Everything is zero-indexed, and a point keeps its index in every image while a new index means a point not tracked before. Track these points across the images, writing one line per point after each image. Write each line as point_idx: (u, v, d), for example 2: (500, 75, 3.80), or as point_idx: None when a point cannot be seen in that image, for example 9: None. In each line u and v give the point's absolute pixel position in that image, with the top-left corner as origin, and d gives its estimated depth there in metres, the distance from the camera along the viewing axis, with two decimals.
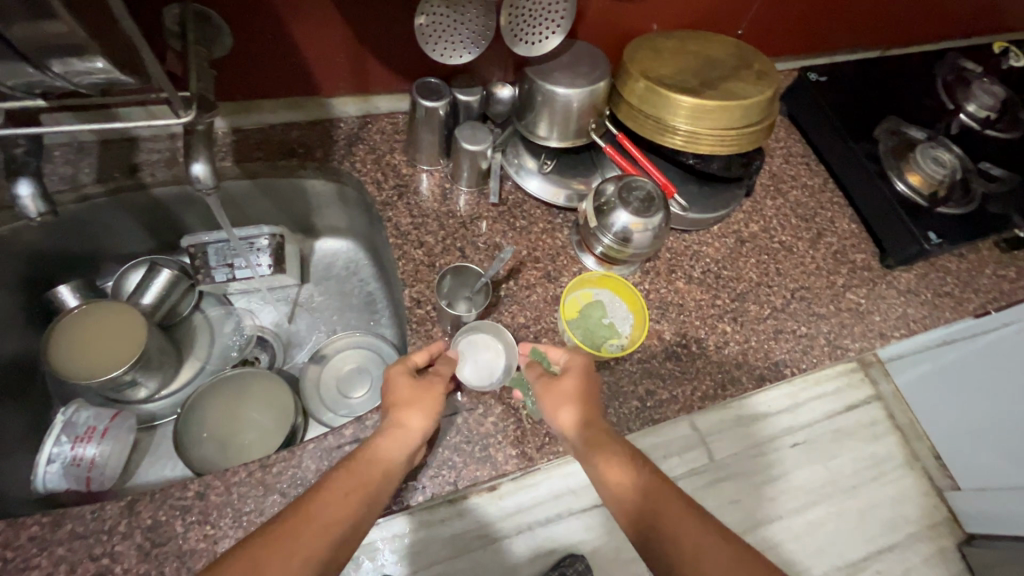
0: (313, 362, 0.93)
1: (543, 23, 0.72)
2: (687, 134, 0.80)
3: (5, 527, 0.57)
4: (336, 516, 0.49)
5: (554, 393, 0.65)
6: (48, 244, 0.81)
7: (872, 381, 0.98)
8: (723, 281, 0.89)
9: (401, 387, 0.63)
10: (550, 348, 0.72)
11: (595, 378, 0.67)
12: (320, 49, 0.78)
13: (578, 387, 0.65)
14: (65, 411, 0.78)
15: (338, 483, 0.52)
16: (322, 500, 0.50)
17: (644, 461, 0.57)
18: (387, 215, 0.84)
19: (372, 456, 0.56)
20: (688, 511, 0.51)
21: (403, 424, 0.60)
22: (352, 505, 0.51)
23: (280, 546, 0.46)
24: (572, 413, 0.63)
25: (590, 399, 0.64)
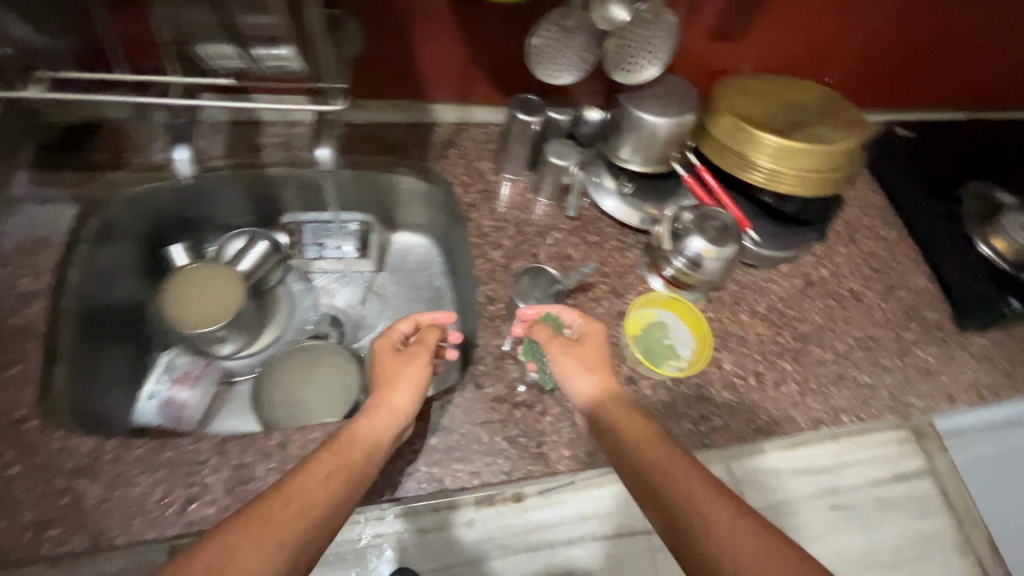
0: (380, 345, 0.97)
1: (644, 53, 0.75)
2: (768, 172, 0.83)
3: (117, 444, 0.64)
4: (320, 491, 0.53)
5: (578, 362, 0.69)
6: (171, 206, 0.88)
7: (927, 454, 0.84)
8: (788, 320, 0.90)
9: (389, 366, 0.69)
10: (563, 310, 0.76)
11: (604, 345, 0.72)
12: (433, 58, 0.87)
13: (589, 357, 0.70)
14: (166, 356, 0.90)
15: (320, 464, 0.56)
16: (304, 482, 0.53)
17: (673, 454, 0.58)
18: (470, 216, 0.90)
19: (354, 434, 0.61)
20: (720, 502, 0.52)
21: (388, 402, 0.66)
22: (334, 484, 0.55)
23: (261, 525, 0.49)
24: (593, 378, 0.68)
25: (604, 370, 0.69)
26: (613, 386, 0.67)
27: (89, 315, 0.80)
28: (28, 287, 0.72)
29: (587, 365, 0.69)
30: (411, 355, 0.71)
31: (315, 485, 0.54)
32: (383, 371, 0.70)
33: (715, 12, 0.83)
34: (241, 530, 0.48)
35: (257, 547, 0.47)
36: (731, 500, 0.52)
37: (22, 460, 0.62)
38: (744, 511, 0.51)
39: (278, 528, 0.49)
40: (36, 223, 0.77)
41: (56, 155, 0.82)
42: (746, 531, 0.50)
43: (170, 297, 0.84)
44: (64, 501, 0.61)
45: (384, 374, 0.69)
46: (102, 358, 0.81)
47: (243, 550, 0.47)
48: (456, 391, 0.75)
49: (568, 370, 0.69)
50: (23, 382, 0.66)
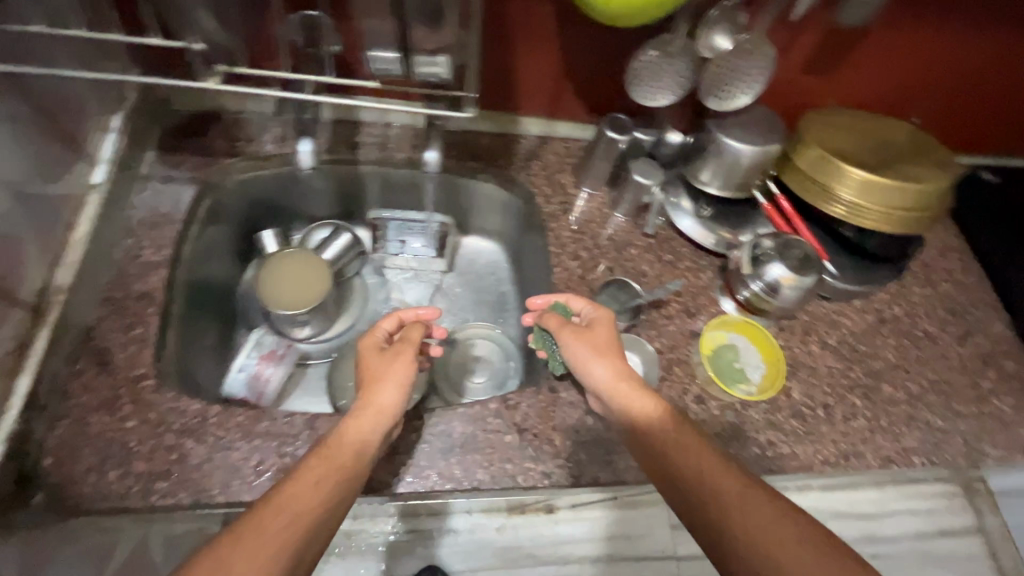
0: (445, 343, 1.01)
1: (738, 82, 0.76)
2: (850, 205, 0.83)
3: (221, 410, 0.69)
4: (310, 494, 0.53)
5: (587, 348, 0.71)
6: (271, 193, 0.94)
7: (979, 511, 0.81)
8: (860, 355, 0.89)
9: (373, 367, 0.69)
10: (572, 299, 0.79)
11: (609, 330, 0.73)
12: (531, 76, 0.90)
13: (598, 345, 0.71)
14: (255, 332, 0.94)
15: (311, 470, 0.56)
16: (297, 488, 0.53)
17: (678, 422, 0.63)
18: (550, 226, 0.93)
19: (340, 438, 0.61)
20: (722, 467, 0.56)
21: (373, 401, 0.65)
22: (325, 486, 0.55)
23: (256, 535, 0.48)
24: (606, 362, 0.69)
25: (615, 350, 0.71)
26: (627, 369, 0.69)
27: (195, 289, 0.85)
28: (150, 258, 0.78)
29: (597, 353, 0.70)
30: (396, 355, 0.70)
31: (307, 490, 0.53)
32: (366, 372, 0.69)
33: (809, 46, 0.84)
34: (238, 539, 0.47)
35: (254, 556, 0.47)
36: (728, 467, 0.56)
37: (138, 415, 0.67)
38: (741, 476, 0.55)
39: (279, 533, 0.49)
40: (159, 199, 0.83)
41: (181, 139, 0.88)
42: (744, 491, 0.53)
43: (268, 295, 0.89)
44: (172, 457, 0.66)
45: (367, 376, 0.69)
46: (201, 329, 0.86)
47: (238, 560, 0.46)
48: (530, 392, 0.77)
49: (586, 357, 0.71)
50: (143, 344, 0.71)
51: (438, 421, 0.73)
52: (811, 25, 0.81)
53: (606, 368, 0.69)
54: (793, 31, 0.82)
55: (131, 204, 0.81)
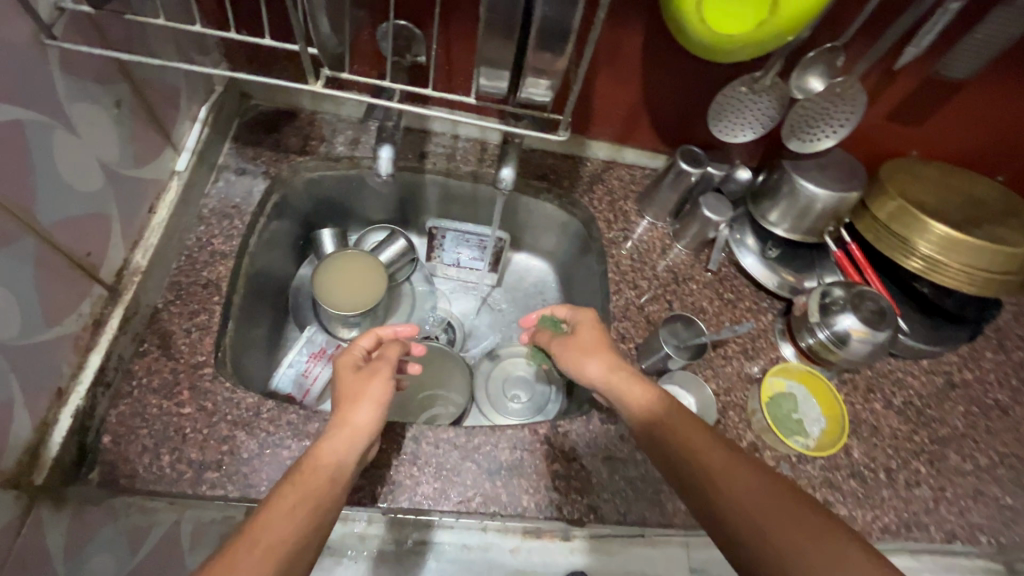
0: (487, 358, 1.01)
1: (824, 125, 0.77)
2: (926, 259, 0.80)
3: (274, 406, 0.69)
4: (282, 524, 0.50)
5: (572, 352, 0.75)
6: (335, 191, 0.97)
7: None
8: (926, 419, 0.84)
9: (348, 381, 0.67)
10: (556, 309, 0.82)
11: (603, 326, 0.77)
12: (608, 99, 0.88)
13: (590, 342, 0.75)
14: (309, 329, 0.93)
15: (282, 499, 0.53)
16: (269, 520, 0.50)
17: (667, 397, 0.67)
18: (610, 252, 0.91)
19: (314, 462, 0.58)
20: (706, 436, 0.61)
21: (348, 421, 0.62)
22: (297, 515, 0.52)
23: (229, 573, 0.45)
24: (598, 359, 0.73)
25: (604, 345, 0.74)
26: (616, 361, 0.72)
27: (257, 281, 0.86)
28: (219, 247, 0.79)
29: (583, 353, 0.74)
30: (371, 375, 0.67)
31: (280, 518, 0.51)
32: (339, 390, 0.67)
33: (900, 96, 0.81)
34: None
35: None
36: (708, 433, 0.62)
37: (195, 402, 0.68)
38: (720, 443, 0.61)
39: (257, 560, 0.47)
40: (232, 191, 0.84)
41: (258, 134, 0.90)
42: (726, 456, 0.59)
43: (334, 303, 0.90)
44: (223, 448, 0.66)
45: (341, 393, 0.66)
46: (257, 320, 0.87)
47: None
48: (581, 419, 0.75)
49: (581, 352, 0.74)
50: (205, 332, 0.72)
51: (485, 440, 0.72)
52: (907, 75, 0.78)
53: (595, 366, 0.72)
54: (886, 80, 0.78)
55: (207, 193, 0.83)
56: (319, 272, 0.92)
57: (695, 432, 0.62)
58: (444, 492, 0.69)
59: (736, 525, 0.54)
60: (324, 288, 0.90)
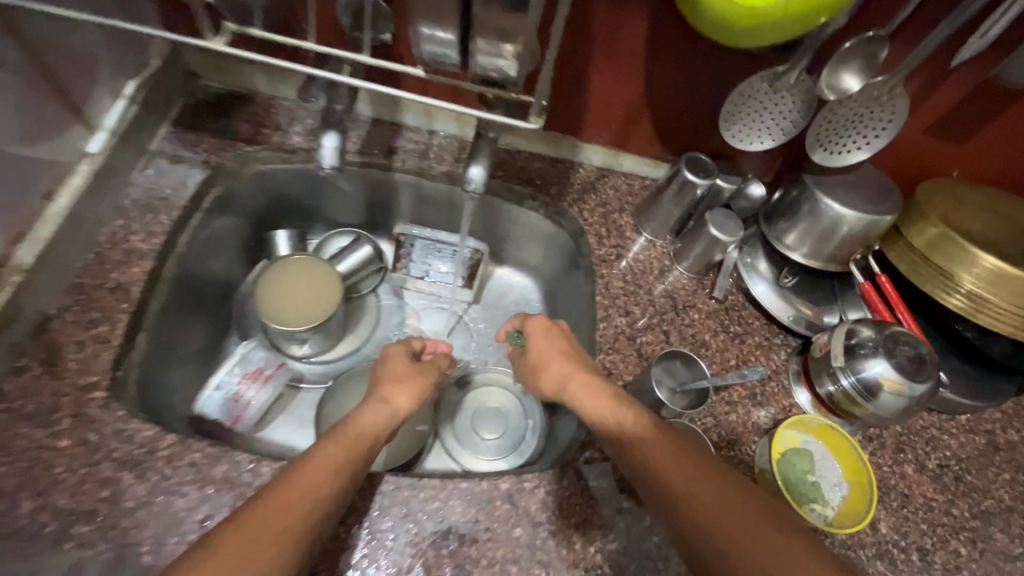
0: (456, 385, 0.87)
1: (858, 133, 0.64)
2: (971, 296, 0.67)
3: (176, 442, 0.56)
4: (314, 483, 0.50)
5: (527, 367, 0.75)
6: (293, 189, 0.84)
7: None
8: (965, 488, 0.71)
9: (398, 367, 0.70)
10: (511, 321, 0.79)
11: (556, 330, 0.74)
12: (604, 97, 0.76)
13: (544, 353, 0.72)
14: (246, 344, 0.80)
15: (326, 452, 0.54)
16: (304, 476, 0.51)
17: (638, 408, 0.61)
18: (599, 271, 0.79)
19: (356, 424, 0.59)
20: (673, 449, 0.55)
21: (391, 400, 0.64)
22: (332, 473, 0.52)
23: (255, 532, 0.45)
24: (561, 365, 0.69)
25: (569, 350, 0.71)
26: (572, 370, 0.68)
27: (187, 286, 0.74)
28: (137, 246, 0.68)
29: (536, 367, 0.72)
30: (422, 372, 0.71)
31: (322, 473, 0.52)
32: (378, 376, 0.69)
33: (947, 105, 0.69)
34: (226, 534, 0.45)
35: (247, 544, 0.45)
36: (676, 445, 0.56)
37: (76, 434, 0.55)
38: (689, 455, 0.55)
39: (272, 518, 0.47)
40: (162, 181, 0.72)
41: (202, 118, 0.78)
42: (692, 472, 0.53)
43: (276, 314, 0.77)
44: (103, 495, 0.53)
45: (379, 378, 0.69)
46: (186, 332, 0.74)
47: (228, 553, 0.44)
48: (552, 471, 0.62)
49: (535, 365, 0.73)
50: (103, 347, 0.60)
51: (434, 495, 0.59)
52: (957, 80, 0.66)
53: (549, 379, 0.70)
54: (932, 83, 0.67)
55: (131, 182, 0.71)
56: (262, 279, 0.79)
57: (649, 438, 0.57)
58: (376, 560, 0.56)
59: (698, 542, 0.50)
60: (264, 298, 0.78)
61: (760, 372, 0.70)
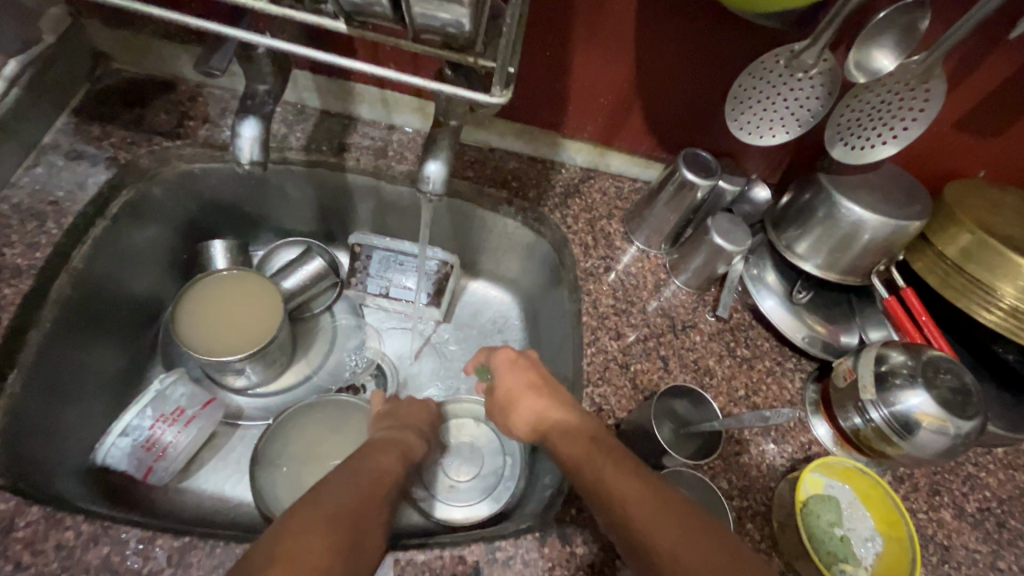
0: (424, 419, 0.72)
1: (884, 124, 0.55)
2: (1017, 310, 0.58)
3: (40, 517, 0.44)
4: (359, 490, 0.49)
5: (496, 409, 0.63)
6: (227, 193, 0.71)
7: None
8: (1010, 535, 0.61)
9: (416, 408, 0.67)
10: (477, 356, 0.68)
11: (527, 359, 0.63)
12: (589, 84, 0.66)
13: (513, 389, 0.61)
14: (163, 377, 0.64)
15: (382, 454, 0.56)
16: (356, 469, 0.52)
17: (629, 458, 0.49)
18: (586, 287, 0.68)
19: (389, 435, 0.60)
20: (668, 509, 0.43)
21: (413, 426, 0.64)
22: (388, 461, 0.56)
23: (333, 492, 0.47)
24: (534, 398, 0.58)
25: (546, 380, 0.60)
26: (548, 407, 0.57)
27: (87, 310, 0.60)
28: (13, 261, 0.56)
29: (504, 407, 0.61)
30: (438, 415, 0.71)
31: (370, 475, 0.52)
32: (389, 404, 0.66)
33: (989, 88, 0.60)
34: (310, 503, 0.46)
35: (337, 499, 0.47)
36: (672, 504, 0.44)
37: None
38: (688, 517, 0.43)
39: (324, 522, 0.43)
40: (54, 181, 0.60)
41: (112, 108, 0.65)
42: (687, 542, 0.41)
43: (198, 338, 0.65)
44: None
45: (394, 409, 0.66)
46: (87, 364, 0.61)
47: (317, 517, 0.44)
48: (530, 535, 0.51)
49: (501, 400, 0.62)
50: None
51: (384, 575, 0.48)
52: (1001, 58, 0.57)
53: (522, 419, 0.59)
54: (972, 61, 0.57)
55: (13, 185, 0.59)
56: (188, 297, 0.67)
57: (640, 496, 0.45)
58: None
59: None
60: (186, 318, 0.66)
61: (788, 416, 0.57)
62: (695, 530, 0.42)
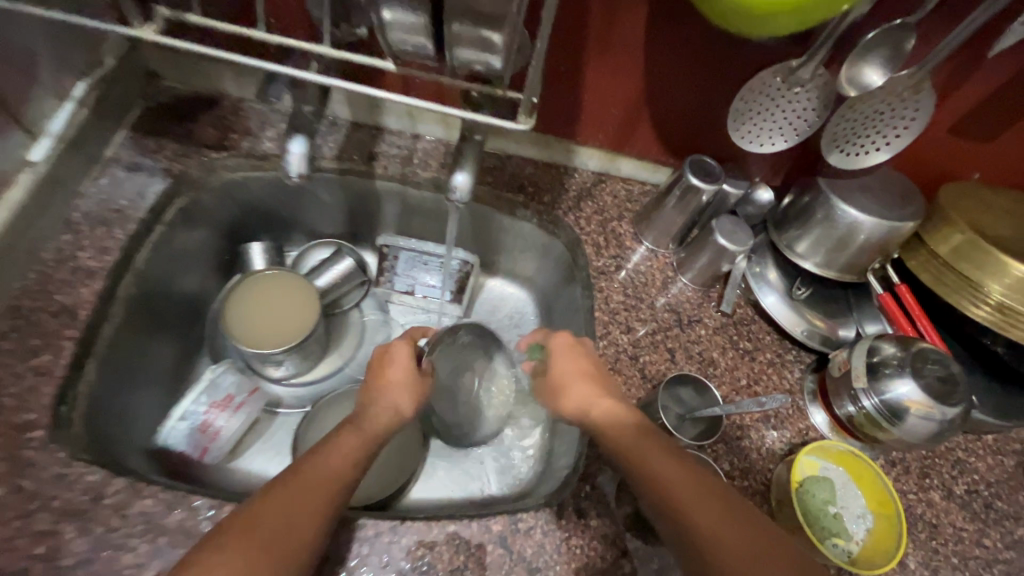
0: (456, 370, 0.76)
1: (878, 133, 0.60)
2: (1002, 306, 0.62)
3: (124, 487, 0.51)
4: (300, 493, 0.47)
5: (548, 390, 0.67)
6: (267, 199, 0.78)
7: None
8: (996, 515, 0.65)
9: (394, 372, 0.66)
10: (535, 336, 0.73)
11: (581, 348, 0.66)
12: (600, 95, 0.71)
13: (563, 374, 0.64)
14: (213, 368, 0.72)
15: (345, 442, 0.55)
16: (309, 464, 0.51)
17: (674, 446, 0.54)
18: (597, 285, 0.73)
19: (368, 421, 0.59)
20: (715, 493, 0.48)
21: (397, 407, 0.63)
22: (351, 458, 0.54)
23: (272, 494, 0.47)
24: (585, 389, 0.62)
25: (595, 370, 0.64)
26: (597, 399, 0.61)
27: (149, 306, 0.67)
28: (86, 263, 0.62)
29: (556, 389, 0.65)
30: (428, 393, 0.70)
31: (323, 471, 0.50)
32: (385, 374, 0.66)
33: (978, 99, 0.63)
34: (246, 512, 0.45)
35: (277, 506, 0.46)
36: (711, 488, 0.49)
37: (7, 481, 0.49)
38: (728, 500, 0.48)
39: (248, 563, 0.42)
40: (118, 191, 0.67)
41: (165, 123, 0.72)
42: (722, 525, 0.46)
43: (240, 323, 0.72)
44: (37, 552, 0.47)
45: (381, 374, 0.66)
46: (149, 354, 0.68)
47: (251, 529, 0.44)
48: (549, 509, 0.57)
49: (555, 384, 0.65)
50: (43, 379, 0.55)
51: (418, 542, 0.54)
52: (986, 74, 0.61)
53: (569, 405, 0.63)
54: (959, 77, 0.61)
55: (82, 194, 0.65)
56: (240, 285, 0.74)
57: (682, 483, 0.49)
58: None
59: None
60: (234, 303, 0.73)
61: (780, 401, 0.62)
62: (726, 506, 0.47)
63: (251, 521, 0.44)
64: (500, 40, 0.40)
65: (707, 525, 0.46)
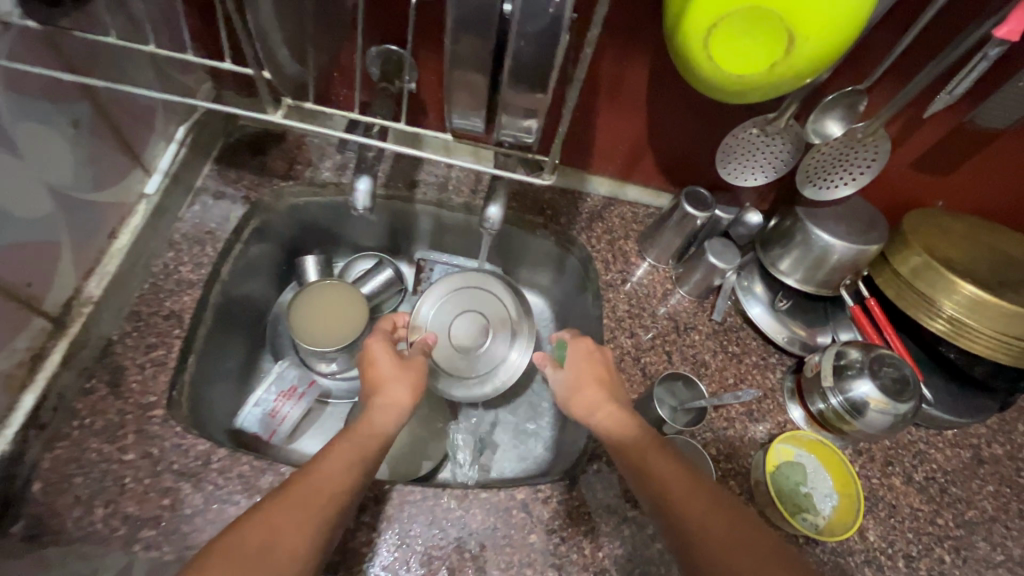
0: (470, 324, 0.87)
1: (845, 171, 0.71)
2: (953, 322, 0.72)
3: (227, 454, 0.64)
4: (297, 504, 0.53)
5: (563, 387, 0.75)
6: (323, 219, 0.91)
7: None
8: (950, 499, 0.76)
9: (382, 363, 0.72)
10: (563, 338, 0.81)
11: (596, 357, 0.75)
12: (610, 134, 0.83)
13: (582, 377, 0.73)
14: (280, 363, 0.86)
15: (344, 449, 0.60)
16: (311, 472, 0.56)
17: (670, 448, 0.65)
18: (606, 296, 0.85)
19: (368, 425, 0.64)
20: (705, 489, 0.59)
21: (392, 399, 0.68)
22: (350, 469, 0.58)
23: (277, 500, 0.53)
24: (597, 394, 0.71)
25: (603, 377, 0.73)
26: (602, 402, 0.70)
27: (230, 310, 0.81)
28: (185, 275, 0.76)
29: (570, 389, 0.74)
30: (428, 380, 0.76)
31: (320, 480, 0.56)
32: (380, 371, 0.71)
33: (930, 144, 0.75)
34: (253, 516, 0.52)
35: (277, 514, 0.52)
36: (701, 486, 0.60)
37: (139, 448, 0.63)
38: (715, 496, 0.59)
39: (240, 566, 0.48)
40: (208, 216, 0.80)
41: (243, 156, 0.85)
42: (709, 517, 0.57)
43: (304, 325, 0.85)
44: (164, 502, 0.61)
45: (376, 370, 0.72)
46: (229, 350, 0.81)
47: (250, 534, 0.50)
48: (562, 483, 0.69)
49: (570, 383, 0.73)
50: (160, 369, 0.68)
51: (456, 505, 0.66)
52: (933, 124, 0.72)
53: (579, 407, 0.72)
54: (912, 125, 0.73)
55: (180, 217, 0.79)
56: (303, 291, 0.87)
57: (676, 479, 0.60)
58: (405, 561, 0.63)
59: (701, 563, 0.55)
60: (298, 307, 0.86)
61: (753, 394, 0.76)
62: (712, 500, 0.58)
63: (259, 521, 0.51)
64: (533, 117, 0.52)
65: (696, 519, 0.57)
